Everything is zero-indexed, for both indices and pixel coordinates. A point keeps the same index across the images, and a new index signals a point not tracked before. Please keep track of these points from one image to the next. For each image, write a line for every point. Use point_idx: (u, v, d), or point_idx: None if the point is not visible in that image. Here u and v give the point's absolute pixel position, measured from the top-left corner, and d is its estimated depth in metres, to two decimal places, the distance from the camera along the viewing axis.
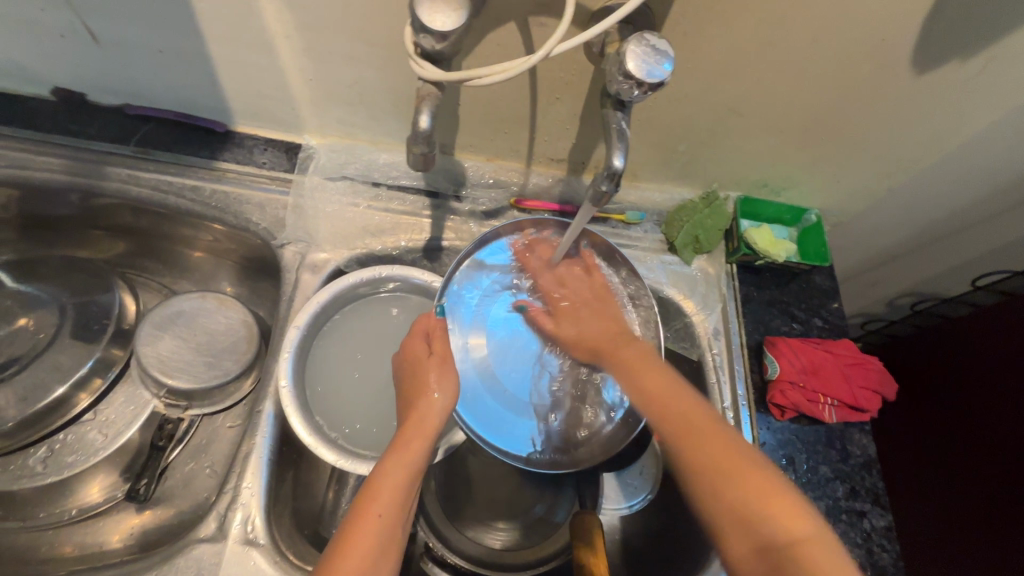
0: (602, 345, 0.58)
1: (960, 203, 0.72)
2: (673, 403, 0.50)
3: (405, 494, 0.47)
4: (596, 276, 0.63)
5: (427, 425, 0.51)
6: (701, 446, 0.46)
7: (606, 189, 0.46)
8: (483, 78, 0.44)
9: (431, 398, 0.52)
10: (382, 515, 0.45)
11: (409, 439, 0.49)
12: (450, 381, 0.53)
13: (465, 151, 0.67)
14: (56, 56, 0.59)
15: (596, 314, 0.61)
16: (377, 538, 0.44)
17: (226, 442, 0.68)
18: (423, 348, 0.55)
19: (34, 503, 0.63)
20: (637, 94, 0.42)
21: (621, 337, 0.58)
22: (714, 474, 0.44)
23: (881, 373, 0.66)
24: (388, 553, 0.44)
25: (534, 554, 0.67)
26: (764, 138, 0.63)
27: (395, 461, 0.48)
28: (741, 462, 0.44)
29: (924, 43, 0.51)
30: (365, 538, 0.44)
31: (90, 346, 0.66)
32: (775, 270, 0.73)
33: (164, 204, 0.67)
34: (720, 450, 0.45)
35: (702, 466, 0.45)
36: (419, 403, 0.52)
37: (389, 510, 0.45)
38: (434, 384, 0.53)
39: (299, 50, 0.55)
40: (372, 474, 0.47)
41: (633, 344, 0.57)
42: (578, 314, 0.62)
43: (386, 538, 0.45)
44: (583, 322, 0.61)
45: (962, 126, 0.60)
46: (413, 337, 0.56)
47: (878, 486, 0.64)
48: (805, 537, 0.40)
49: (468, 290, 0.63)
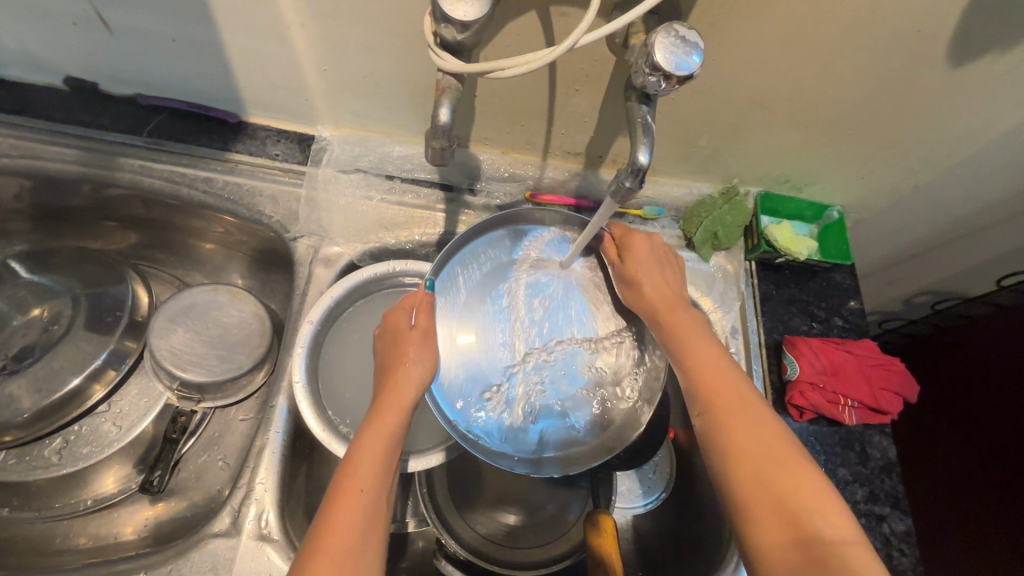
0: (654, 302, 0.55)
1: (989, 200, 0.70)
2: (726, 394, 0.48)
3: (387, 467, 0.46)
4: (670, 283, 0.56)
5: (404, 394, 0.49)
6: (753, 442, 0.45)
7: (628, 184, 0.44)
8: (504, 70, 0.42)
9: (409, 368, 0.50)
10: (365, 489, 0.44)
11: (386, 411, 0.48)
12: (432, 355, 0.53)
13: (481, 144, 0.66)
14: (68, 44, 0.58)
15: (656, 269, 0.56)
16: (359, 512, 0.43)
17: (239, 435, 0.68)
18: (405, 321, 0.53)
19: (49, 494, 0.63)
20: (664, 88, 0.41)
21: (675, 301, 0.55)
22: (757, 477, 0.43)
23: (902, 374, 0.65)
24: (374, 529, 0.43)
25: (546, 553, 0.67)
26: (789, 132, 0.61)
27: (373, 434, 0.47)
28: (791, 457, 0.43)
29: (962, 34, 0.49)
30: (348, 514, 0.42)
31: (103, 337, 0.65)
32: (795, 268, 0.72)
33: (177, 195, 0.66)
34: (769, 444, 0.44)
35: (748, 456, 0.44)
36: (396, 373, 0.50)
37: (371, 483, 0.44)
38: (412, 356, 0.51)
39: (315, 40, 0.54)
40: (351, 447, 0.46)
41: (682, 312, 0.54)
42: (647, 262, 0.57)
43: (371, 511, 0.43)
44: (645, 266, 0.56)
45: (995, 121, 0.58)
46: (398, 308, 0.54)
47: (899, 489, 0.63)
48: (849, 540, 0.39)
49: (449, 272, 0.58)
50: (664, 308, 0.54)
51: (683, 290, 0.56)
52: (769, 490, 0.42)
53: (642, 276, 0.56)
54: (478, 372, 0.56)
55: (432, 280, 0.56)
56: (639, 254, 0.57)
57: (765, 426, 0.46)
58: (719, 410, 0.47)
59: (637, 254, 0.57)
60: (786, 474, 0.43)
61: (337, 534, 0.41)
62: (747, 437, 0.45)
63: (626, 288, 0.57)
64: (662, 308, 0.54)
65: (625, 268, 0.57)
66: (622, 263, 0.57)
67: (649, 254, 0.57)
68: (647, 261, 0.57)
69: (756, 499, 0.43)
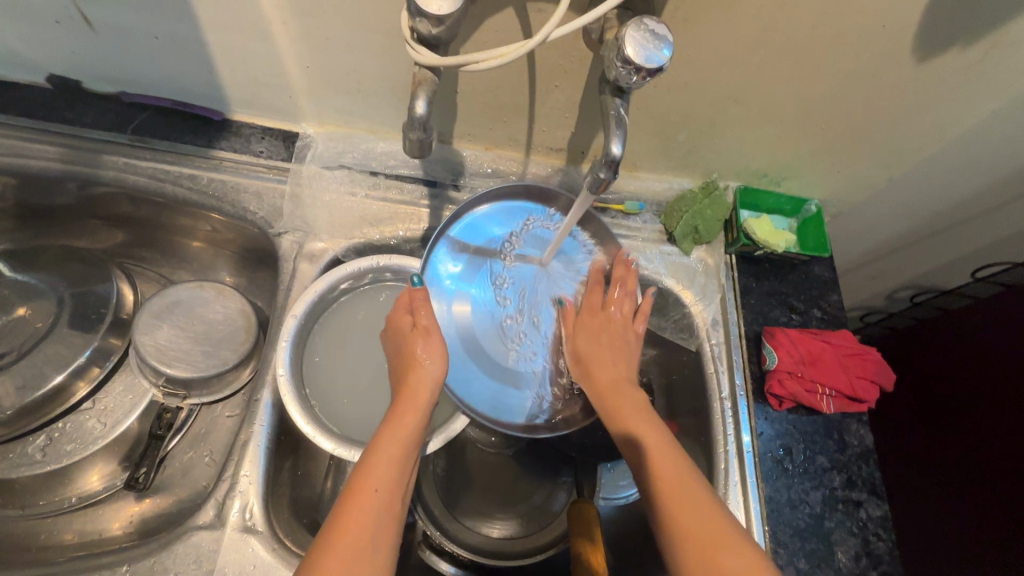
0: (603, 391, 0.57)
1: (961, 193, 0.72)
2: (678, 485, 0.47)
3: (402, 470, 0.48)
4: (616, 328, 0.61)
5: (419, 399, 0.52)
6: (695, 522, 0.45)
7: (604, 176, 0.45)
8: (480, 63, 0.44)
9: (419, 369, 0.52)
10: (379, 490, 0.46)
11: (401, 417, 0.50)
12: (439, 349, 0.54)
13: (464, 140, 0.67)
14: (51, 42, 0.59)
15: (612, 341, 0.60)
16: (374, 513, 0.44)
17: (225, 431, 0.68)
18: (408, 321, 0.55)
19: (33, 491, 0.63)
20: (636, 81, 0.42)
21: (620, 384, 0.57)
22: (705, 556, 0.43)
23: (878, 363, 0.66)
24: (385, 530, 0.44)
25: (532, 542, 0.67)
26: (764, 128, 0.63)
27: (389, 440, 0.49)
28: (735, 540, 0.44)
29: (928, 28, 0.50)
30: (364, 513, 0.44)
31: (88, 334, 0.66)
32: (774, 260, 0.73)
33: (161, 192, 0.66)
34: (717, 527, 0.45)
35: (695, 538, 0.44)
36: (409, 379, 0.52)
37: (385, 484, 0.46)
38: (421, 354, 0.53)
39: (296, 37, 0.55)
40: (354, 473, 0.47)
41: (631, 396, 0.56)
42: (596, 334, 0.60)
43: (385, 512, 0.45)
44: (594, 338, 0.60)
45: (963, 114, 0.60)
46: (397, 310, 0.56)
47: (876, 476, 0.64)
48: None
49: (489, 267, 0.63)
50: (626, 395, 0.56)
51: (631, 365, 0.59)
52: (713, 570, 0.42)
53: (584, 352, 0.60)
54: (473, 266, 0.63)
55: (419, 277, 0.57)
56: (607, 321, 0.61)
57: (717, 515, 0.45)
58: (664, 501, 0.47)
59: (591, 288, 0.63)
60: (727, 557, 0.43)
61: (350, 535, 0.43)
62: (698, 519, 0.45)
63: (573, 362, 0.60)
64: (608, 389, 0.57)
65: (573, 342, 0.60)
66: (573, 333, 0.61)
67: (601, 330, 0.60)
68: (602, 334, 0.60)
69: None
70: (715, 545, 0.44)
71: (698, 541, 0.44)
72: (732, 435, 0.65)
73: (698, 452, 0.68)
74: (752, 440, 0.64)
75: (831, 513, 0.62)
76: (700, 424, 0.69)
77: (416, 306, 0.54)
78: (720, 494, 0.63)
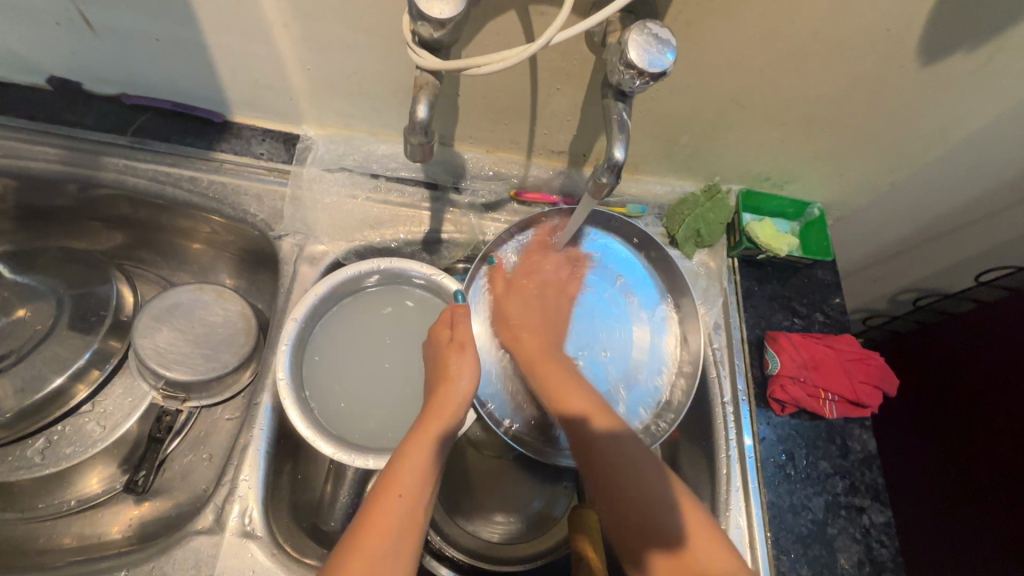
0: (530, 355, 0.62)
1: (965, 197, 0.71)
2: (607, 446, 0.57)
3: (426, 478, 0.47)
4: (549, 293, 0.66)
5: (448, 409, 0.52)
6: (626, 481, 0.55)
7: (606, 180, 0.45)
8: (481, 68, 0.43)
9: (453, 382, 0.52)
10: (403, 495, 0.46)
11: (429, 425, 0.50)
12: (473, 364, 0.54)
13: (465, 143, 0.67)
14: (51, 44, 0.58)
15: (539, 304, 0.66)
16: (397, 517, 0.44)
17: (225, 434, 0.68)
18: (446, 334, 0.56)
19: (32, 494, 0.63)
20: (638, 84, 0.42)
21: (546, 350, 0.63)
22: (640, 512, 0.53)
23: (881, 368, 0.66)
24: (408, 535, 0.45)
25: (532, 548, 0.67)
26: (767, 131, 0.62)
27: (416, 447, 0.48)
28: (681, 504, 0.53)
29: (932, 32, 0.50)
30: (387, 518, 0.44)
31: (88, 337, 0.65)
32: (776, 264, 0.72)
33: (161, 194, 0.66)
34: (658, 491, 0.54)
35: (630, 496, 0.54)
36: (441, 390, 0.52)
37: (409, 491, 0.46)
38: (457, 368, 0.53)
39: (297, 39, 0.54)
40: (379, 477, 0.47)
41: (554, 356, 0.62)
42: (530, 301, 0.65)
43: (408, 518, 0.45)
44: (526, 304, 0.65)
45: (968, 118, 0.59)
46: (438, 325, 0.57)
47: (879, 482, 0.64)
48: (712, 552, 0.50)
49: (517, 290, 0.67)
50: (546, 353, 0.62)
51: (554, 326, 0.65)
52: (647, 522, 0.53)
53: (514, 313, 0.65)
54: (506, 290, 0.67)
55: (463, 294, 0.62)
56: (540, 289, 0.66)
57: (660, 483, 0.54)
58: (595, 457, 0.57)
59: (531, 253, 0.67)
60: (671, 517, 0.52)
61: (373, 540, 0.43)
62: (635, 482, 0.54)
63: (498, 320, 0.65)
64: (535, 353, 0.62)
65: (502, 305, 0.65)
66: (506, 295, 0.66)
67: (531, 294, 0.66)
68: (529, 297, 0.66)
69: (643, 526, 0.53)
70: (654, 503, 0.53)
71: (633, 498, 0.54)
72: (734, 440, 0.64)
73: (700, 457, 0.68)
74: (754, 445, 0.64)
75: (834, 519, 0.61)
76: (702, 429, 0.68)
77: (455, 322, 0.55)
78: (722, 499, 0.62)
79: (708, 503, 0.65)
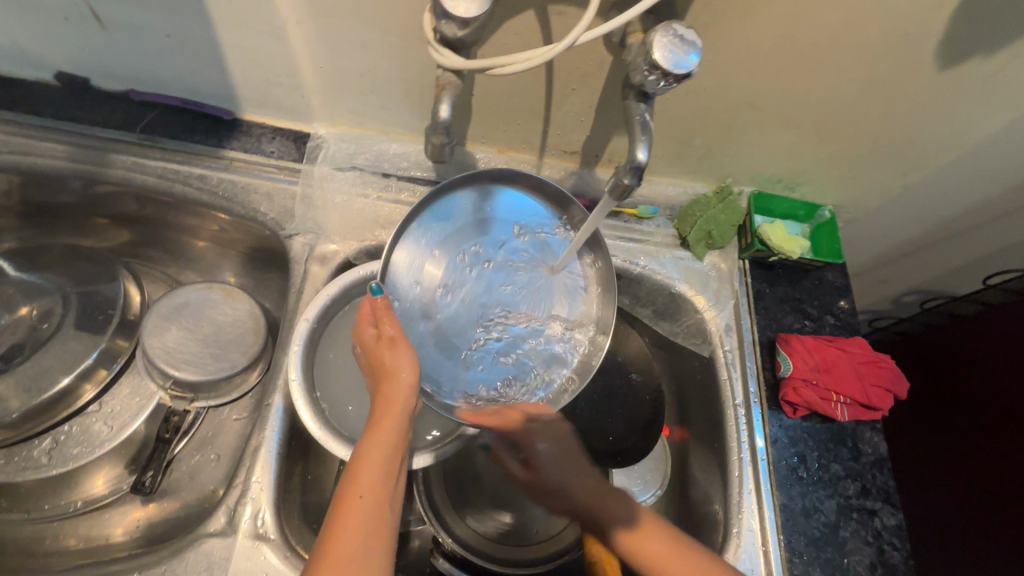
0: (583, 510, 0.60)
1: (976, 200, 0.71)
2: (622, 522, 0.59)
3: (388, 476, 0.46)
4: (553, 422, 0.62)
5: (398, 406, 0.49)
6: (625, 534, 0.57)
7: (628, 182, 0.45)
8: (504, 67, 0.43)
9: (395, 379, 0.49)
10: (364, 495, 0.44)
11: (381, 424, 0.48)
12: (409, 359, 0.50)
13: (477, 142, 0.67)
14: (60, 39, 0.58)
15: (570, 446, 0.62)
16: (362, 520, 0.43)
17: (233, 434, 0.67)
18: (371, 333, 0.52)
19: (38, 495, 0.62)
20: (662, 86, 0.42)
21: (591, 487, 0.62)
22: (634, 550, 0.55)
23: (892, 371, 0.66)
24: (377, 533, 0.43)
25: (544, 550, 0.67)
26: (782, 134, 0.62)
27: (373, 446, 0.46)
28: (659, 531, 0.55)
29: (951, 36, 0.50)
30: (351, 523, 0.42)
31: (96, 336, 0.65)
32: (787, 266, 0.72)
33: (170, 192, 0.65)
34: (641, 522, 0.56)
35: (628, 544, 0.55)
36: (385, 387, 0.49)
37: (370, 489, 0.44)
38: (396, 366, 0.50)
39: (312, 37, 0.54)
40: (342, 479, 0.45)
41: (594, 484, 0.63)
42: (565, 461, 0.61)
43: (373, 518, 0.43)
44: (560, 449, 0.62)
45: (983, 122, 0.59)
46: (364, 329, 0.52)
47: (890, 484, 0.64)
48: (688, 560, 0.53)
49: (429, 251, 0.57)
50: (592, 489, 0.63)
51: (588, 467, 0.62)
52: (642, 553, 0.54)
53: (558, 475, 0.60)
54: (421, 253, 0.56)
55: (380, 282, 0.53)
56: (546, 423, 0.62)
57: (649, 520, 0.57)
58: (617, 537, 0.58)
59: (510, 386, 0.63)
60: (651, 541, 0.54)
61: (342, 543, 0.41)
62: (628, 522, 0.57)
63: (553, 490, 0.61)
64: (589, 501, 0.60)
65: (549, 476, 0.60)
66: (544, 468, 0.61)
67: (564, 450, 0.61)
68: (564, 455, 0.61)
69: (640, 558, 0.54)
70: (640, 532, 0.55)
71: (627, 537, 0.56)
72: (746, 442, 0.64)
73: (712, 459, 0.68)
74: (766, 447, 0.64)
75: (845, 522, 0.61)
76: (713, 431, 0.68)
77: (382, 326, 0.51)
78: (734, 502, 0.62)
79: (720, 505, 0.64)
